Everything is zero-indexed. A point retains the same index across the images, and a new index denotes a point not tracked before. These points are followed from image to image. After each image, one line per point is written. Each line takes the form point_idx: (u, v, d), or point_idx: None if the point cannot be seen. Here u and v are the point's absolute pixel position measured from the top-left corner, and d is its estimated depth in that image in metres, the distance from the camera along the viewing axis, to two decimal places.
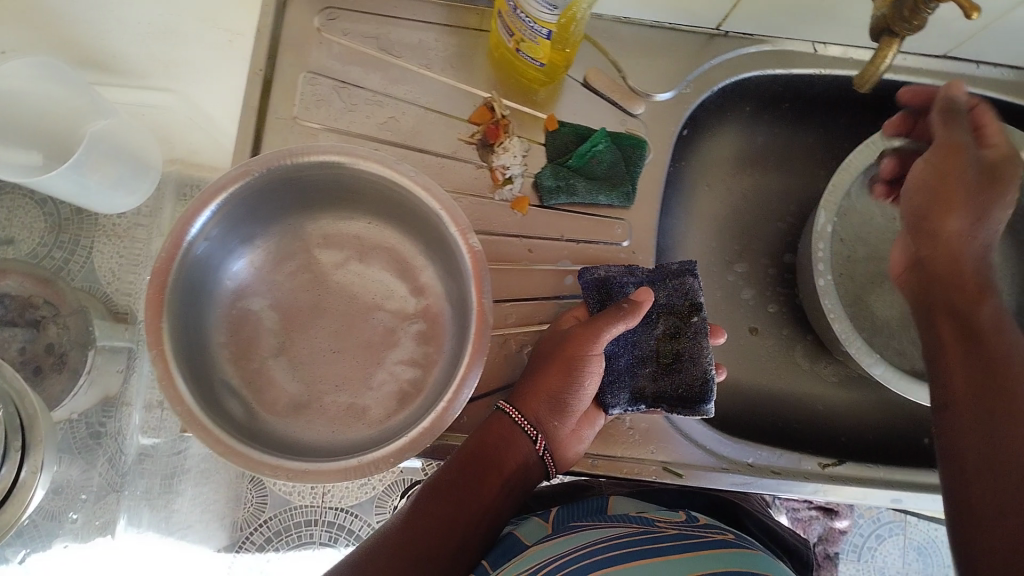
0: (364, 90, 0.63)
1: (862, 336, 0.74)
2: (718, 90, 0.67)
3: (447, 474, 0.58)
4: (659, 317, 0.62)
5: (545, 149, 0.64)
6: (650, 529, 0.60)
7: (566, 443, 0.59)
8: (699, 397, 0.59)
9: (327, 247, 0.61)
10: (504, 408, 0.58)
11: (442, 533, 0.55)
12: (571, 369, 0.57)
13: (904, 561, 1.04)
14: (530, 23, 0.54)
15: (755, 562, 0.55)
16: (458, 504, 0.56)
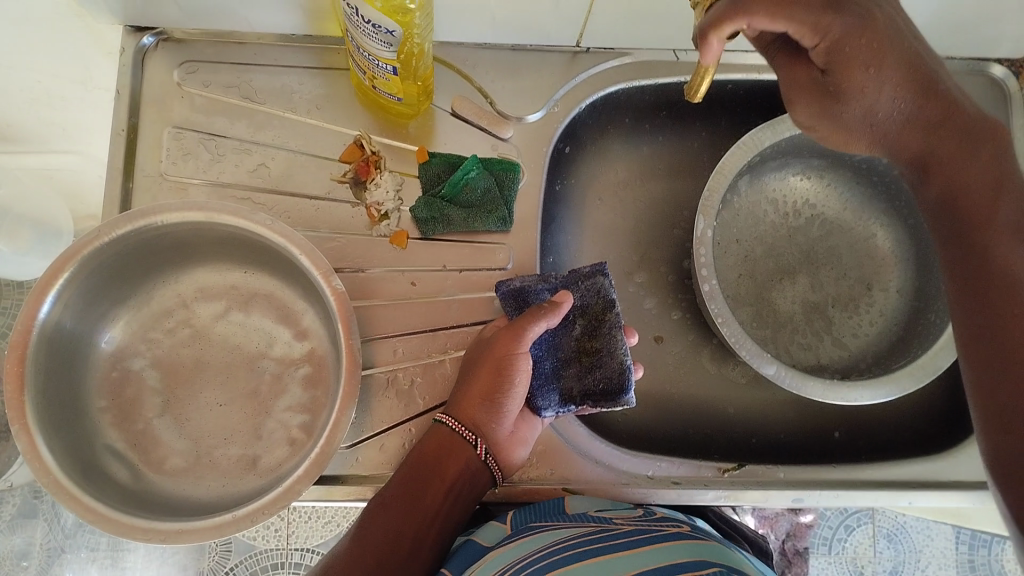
0: (231, 139, 0.64)
1: (764, 335, 0.73)
2: (588, 105, 0.68)
3: (391, 490, 0.56)
4: (577, 319, 0.62)
5: (419, 182, 0.65)
6: (606, 525, 0.55)
7: (508, 447, 0.59)
8: (619, 388, 0.59)
9: (206, 300, 0.61)
10: (441, 419, 0.58)
11: (388, 549, 0.54)
12: (502, 369, 0.57)
13: (875, 551, 0.97)
14: (374, 61, 0.55)
15: (714, 551, 0.51)
16: (406, 518, 0.55)
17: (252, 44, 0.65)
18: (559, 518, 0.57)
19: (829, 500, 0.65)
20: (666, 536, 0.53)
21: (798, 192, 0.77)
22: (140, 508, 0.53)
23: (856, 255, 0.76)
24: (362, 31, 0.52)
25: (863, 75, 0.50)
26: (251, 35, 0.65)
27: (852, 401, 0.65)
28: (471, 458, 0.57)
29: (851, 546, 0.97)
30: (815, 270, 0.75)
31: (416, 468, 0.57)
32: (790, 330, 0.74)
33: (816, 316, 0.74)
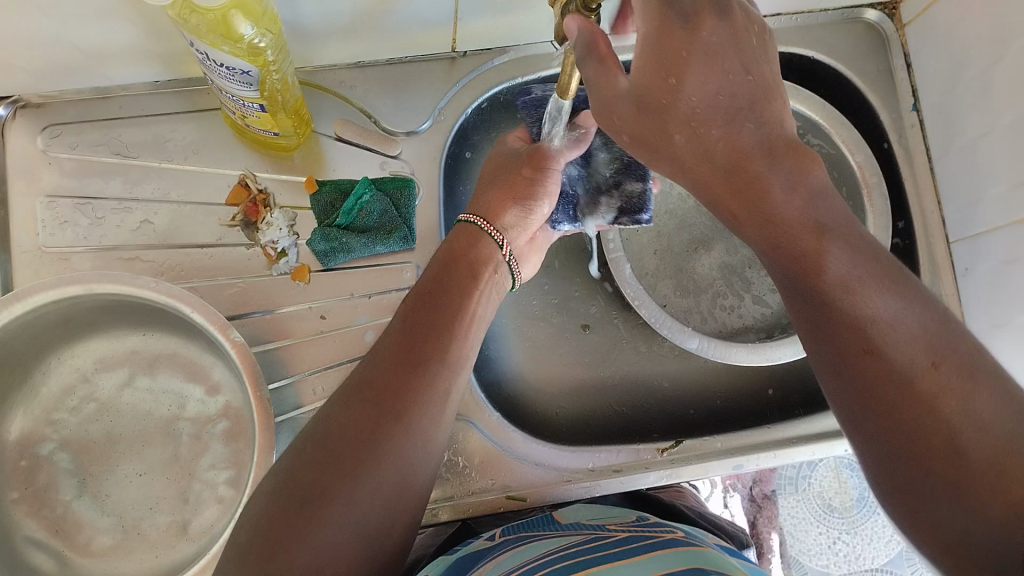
0: (109, 199, 0.61)
1: (687, 306, 0.73)
2: (474, 109, 0.68)
3: (381, 345, 0.47)
4: (597, 136, 0.62)
5: (311, 213, 0.63)
6: (601, 534, 0.56)
7: (525, 257, 0.59)
8: (638, 207, 0.61)
9: (108, 370, 0.59)
10: (467, 218, 0.55)
11: (393, 380, 0.45)
12: (534, 175, 0.58)
13: (840, 482, 0.96)
14: (238, 101, 0.54)
15: (706, 557, 0.50)
16: (400, 359, 0.46)
17: (116, 97, 0.63)
18: (550, 529, 0.57)
19: (768, 462, 0.66)
20: (659, 544, 0.53)
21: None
22: None
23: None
24: (218, 74, 0.51)
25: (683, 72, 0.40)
26: (114, 87, 0.62)
27: (777, 359, 0.66)
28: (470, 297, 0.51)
29: (817, 480, 0.96)
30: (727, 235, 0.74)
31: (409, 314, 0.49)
32: (711, 298, 0.74)
33: (734, 279, 0.74)
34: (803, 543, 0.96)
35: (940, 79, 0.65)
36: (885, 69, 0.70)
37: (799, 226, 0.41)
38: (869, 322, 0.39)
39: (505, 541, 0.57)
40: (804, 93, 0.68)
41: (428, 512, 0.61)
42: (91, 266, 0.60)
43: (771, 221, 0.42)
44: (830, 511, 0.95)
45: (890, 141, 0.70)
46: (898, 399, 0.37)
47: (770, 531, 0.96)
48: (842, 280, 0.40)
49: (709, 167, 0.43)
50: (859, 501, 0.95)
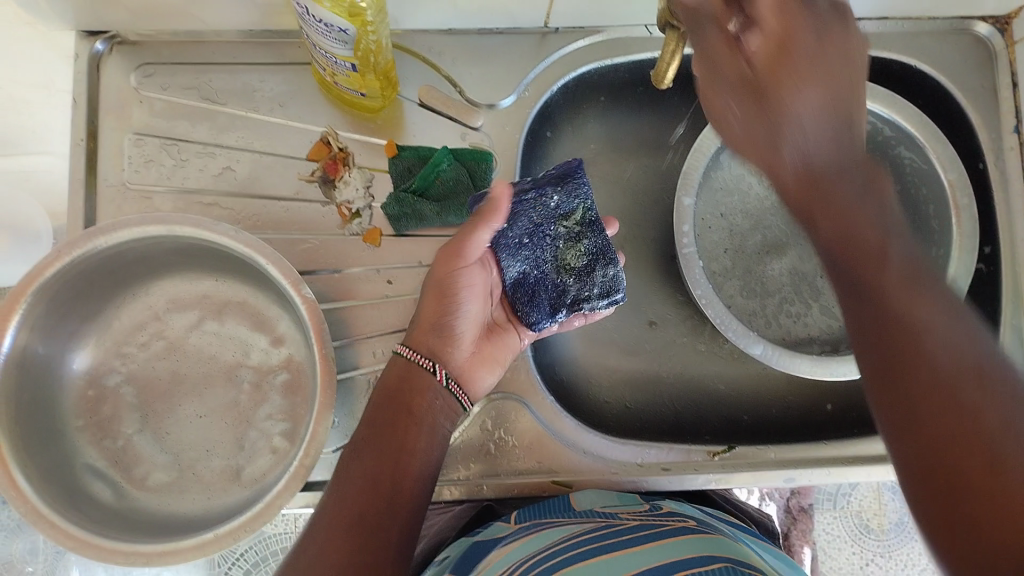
0: (194, 143, 0.62)
1: (753, 309, 0.72)
2: (560, 87, 0.67)
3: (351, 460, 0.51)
4: (558, 230, 0.58)
5: (388, 176, 0.63)
6: (613, 521, 0.55)
7: (469, 375, 0.58)
8: (614, 288, 0.60)
9: (179, 311, 0.60)
10: (399, 351, 0.55)
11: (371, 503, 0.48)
12: (444, 294, 0.55)
13: (880, 504, 0.94)
14: (332, 58, 0.54)
15: (719, 546, 0.50)
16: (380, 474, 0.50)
17: (211, 42, 0.63)
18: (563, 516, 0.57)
19: (819, 479, 0.64)
20: (670, 531, 0.53)
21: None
22: (121, 528, 0.52)
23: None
24: (316, 30, 0.51)
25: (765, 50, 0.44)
26: (209, 33, 0.63)
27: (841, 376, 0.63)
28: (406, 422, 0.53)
29: (856, 499, 0.94)
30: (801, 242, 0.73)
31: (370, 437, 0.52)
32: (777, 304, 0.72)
33: (804, 288, 0.72)
34: (834, 560, 0.94)
35: None
36: (990, 86, 0.67)
37: (870, 238, 0.42)
38: (925, 336, 0.37)
39: (521, 526, 0.57)
40: (903, 103, 0.65)
41: (472, 486, 0.61)
42: (171, 207, 0.61)
43: (837, 220, 0.43)
44: (866, 531, 0.94)
45: (986, 161, 0.67)
46: (939, 414, 0.35)
47: (803, 545, 0.94)
48: (914, 300, 0.39)
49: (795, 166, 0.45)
50: (895, 525, 0.94)
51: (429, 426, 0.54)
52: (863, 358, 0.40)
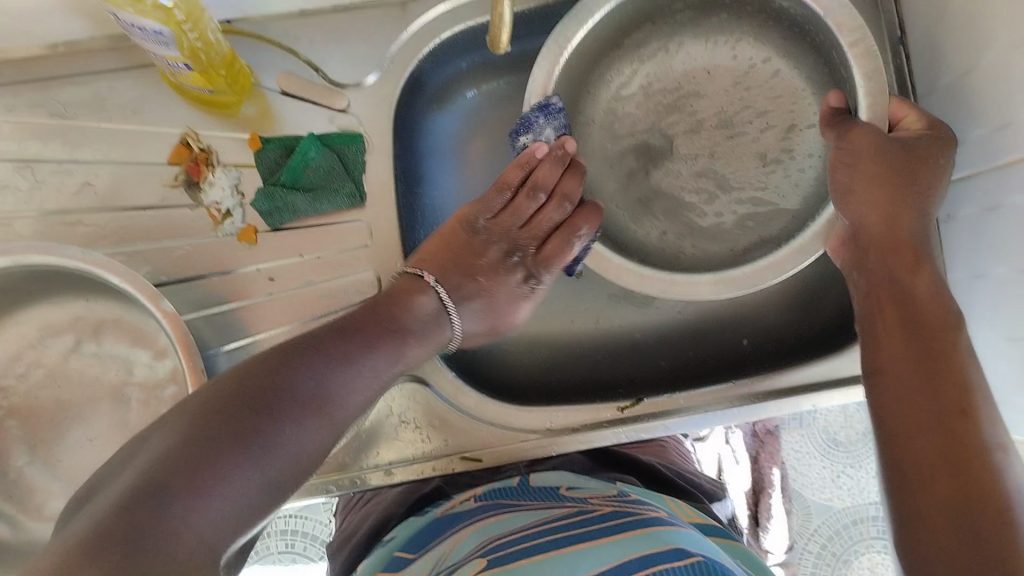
0: (49, 162, 0.60)
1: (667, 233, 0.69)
2: (428, 56, 0.64)
3: (279, 351, 0.49)
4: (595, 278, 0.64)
5: (256, 171, 0.61)
6: (585, 508, 0.54)
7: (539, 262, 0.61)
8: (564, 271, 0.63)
9: (53, 337, 0.58)
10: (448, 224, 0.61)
11: (199, 457, 0.41)
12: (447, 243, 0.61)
13: (846, 414, 0.94)
14: (164, 60, 0.53)
15: (683, 536, 0.48)
16: (266, 394, 0.46)
17: (54, 55, 0.61)
18: (534, 502, 0.56)
19: (732, 420, 0.62)
20: (637, 522, 0.50)
21: (683, 64, 0.66)
22: None
23: (766, 119, 0.64)
24: (137, 36, 0.50)
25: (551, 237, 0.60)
26: (47, 46, 0.60)
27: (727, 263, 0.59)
28: (342, 366, 0.50)
29: (821, 415, 0.94)
30: (703, 153, 0.66)
31: (363, 341, 0.52)
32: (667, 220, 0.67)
33: (695, 192, 0.66)
34: (805, 476, 0.94)
35: (927, 9, 0.60)
36: (872, 3, 0.64)
37: (962, 384, 0.45)
38: (986, 429, 0.43)
39: (491, 507, 0.57)
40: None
41: (382, 474, 0.61)
42: (35, 230, 0.60)
43: (943, 373, 0.46)
44: (834, 445, 0.94)
45: (875, 79, 0.65)
46: (928, 428, 0.44)
47: (771, 466, 0.93)
48: (974, 377, 0.45)
49: (925, 297, 0.49)
50: (864, 435, 0.93)
51: (409, 321, 0.55)
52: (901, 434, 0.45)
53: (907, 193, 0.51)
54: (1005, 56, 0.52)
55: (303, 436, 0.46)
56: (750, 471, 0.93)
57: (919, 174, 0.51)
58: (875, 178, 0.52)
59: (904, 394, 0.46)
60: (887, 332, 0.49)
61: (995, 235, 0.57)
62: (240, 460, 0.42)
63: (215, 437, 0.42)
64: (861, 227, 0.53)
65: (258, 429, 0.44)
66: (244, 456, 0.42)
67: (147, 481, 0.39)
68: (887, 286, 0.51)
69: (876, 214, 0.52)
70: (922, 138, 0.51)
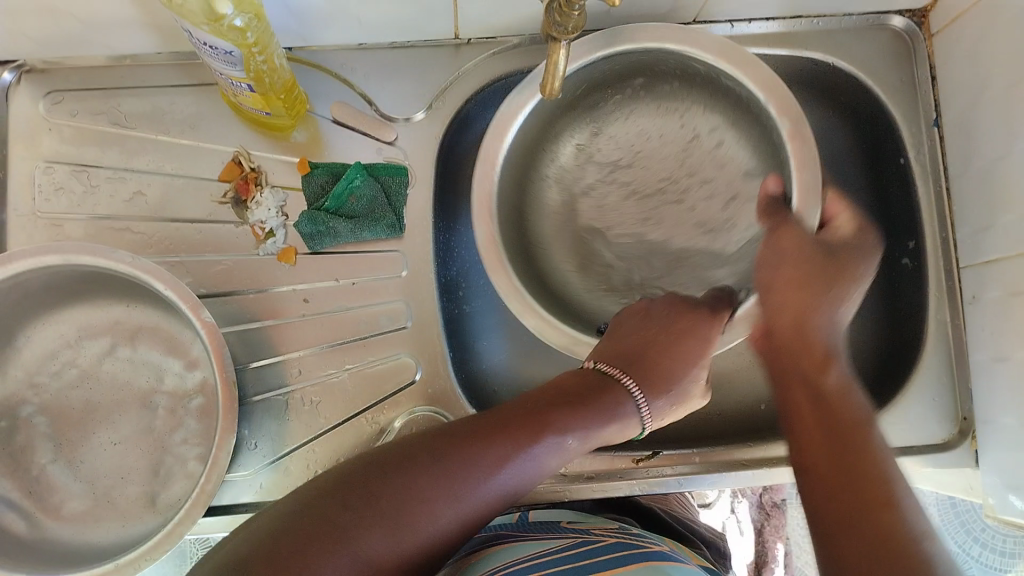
0: (103, 168, 0.62)
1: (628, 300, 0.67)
2: (476, 98, 0.66)
3: (462, 423, 0.50)
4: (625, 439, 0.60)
5: (302, 194, 0.63)
6: (590, 538, 0.55)
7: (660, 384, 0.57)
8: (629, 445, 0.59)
9: (89, 338, 0.60)
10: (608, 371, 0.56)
11: (329, 547, 0.41)
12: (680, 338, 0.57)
13: None
14: (227, 80, 0.55)
15: (687, 572, 0.49)
16: (417, 474, 0.46)
17: (119, 67, 0.63)
18: (538, 531, 0.57)
19: (745, 481, 0.62)
20: (643, 555, 0.51)
21: (610, 138, 0.68)
22: (31, 559, 0.52)
23: (710, 188, 0.66)
24: (206, 55, 0.52)
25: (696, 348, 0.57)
26: (113, 57, 0.63)
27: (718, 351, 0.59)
28: (480, 473, 0.47)
29: None
30: (644, 219, 0.67)
31: (513, 436, 0.49)
32: (598, 283, 0.68)
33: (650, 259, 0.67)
34: (809, 553, 0.92)
35: (964, 94, 0.61)
36: (908, 81, 0.65)
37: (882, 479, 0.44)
38: (902, 500, 0.43)
39: (496, 537, 0.57)
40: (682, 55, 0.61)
41: None
42: (82, 233, 0.61)
43: (857, 467, 0.45)
44: None
45: (909, 157, 0.65)
46: (842, 449, 0.46)
47: (776, 541, 0.91)
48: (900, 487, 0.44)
49: (835, 385, 0.51)
50: None
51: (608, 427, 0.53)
52: (820, 485, 0.46)
53: (840, 290, 0.55)
54: None
55: (439, 505, 0.45)
56: (753, 544, 0.91)
57: (835, 277, 0.55)
58: (802, 267, 0.54)
59: (821, 451, 0.47)
60: (801, 421, 0.49)
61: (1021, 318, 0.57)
62: (331, 543, 0.42)
63: (328, 526, 0.42)
64: (771, 333, 0.55)
65: (336, 538, 0.42)
66: (347, 556, 0.42)
67: (255, 553, 0.40)
68: (800, 387, 0.51)
69: (793, 310, 0.54)
70: (857, 240, 0.58)
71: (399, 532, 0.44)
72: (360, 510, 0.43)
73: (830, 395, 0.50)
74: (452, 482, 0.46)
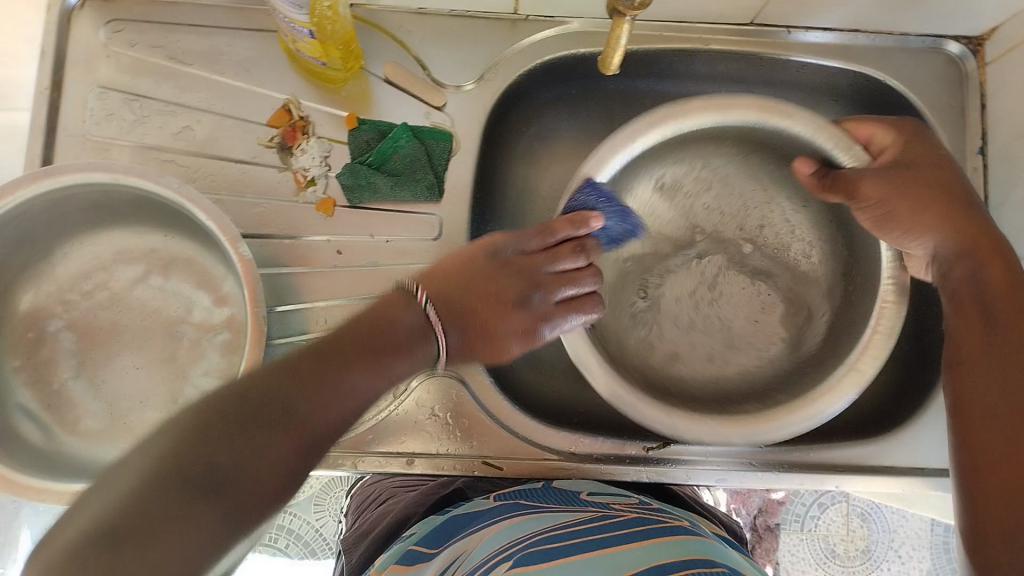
0: (156, 100, 0.63)
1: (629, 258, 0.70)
2: (527, 74, 0.66)
3: (323, 342, 0.47)
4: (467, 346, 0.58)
5: (346, 148, 0.64)
6: (609, 512, 0.54)
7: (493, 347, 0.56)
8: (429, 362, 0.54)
9: (124, 263, 0.61)
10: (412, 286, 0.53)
11: (186, 501, 0.36)
12: (486, 275, 0.56)
13: (847, 530, 0.92)
14: (290, 23, 0.56)
15: (708, 547, 0.49)
16: (279, 393, 0.42)
17: (184, 4, 0.64)
18: (555, 503, 0.56)
19: (750, 482, 0.62)
20: (665, 530, 0.51)
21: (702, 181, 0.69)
22: (45, 467, 0.53)
23: (751, 315, 0.68)
24: None
25: (534, 295, 0.57)
26: None
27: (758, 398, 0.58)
28: (333, 396, 0.44)
29: (824, 522, 0.92)
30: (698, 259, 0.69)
31: (355, 361, 0.46)
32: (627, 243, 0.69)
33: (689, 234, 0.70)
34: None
35: (1012, 122, 0.62)
36: (958, 107, 0.65)
37: None
38: None
39: (510, 506, 0.57)
40: (786, 145, 0.62)
41: (403, 461, 0.61)
42: (128, 159, 0.63)
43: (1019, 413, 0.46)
44: (831, 556, 0.92)
45: None
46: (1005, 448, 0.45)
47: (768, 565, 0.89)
48: None
49: (983, 294, 0.51)
50: (864, 553, 0.92)
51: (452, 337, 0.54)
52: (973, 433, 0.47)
53: (943, 208, 0.54)
54: None
55: (280, 442, 0.40)
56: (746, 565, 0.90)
57: (942, 198, 0.54)
58: (925, 203, 0.54)
59: (978, 388, 0.48)
60: (962, 336, 0.51)
61: None
62: (207, 501, 0.36)
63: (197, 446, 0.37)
64: (948, 279, 0.53)
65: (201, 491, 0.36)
66: (206, 509, 0.36)
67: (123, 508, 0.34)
68: (992, 309, 0.50)
69: (937, 235, 0.53)
70: (909, 150, 0.56)
71: (246, 511, 0.38)
72: (235, 444, 0.38)
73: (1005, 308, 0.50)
74: (308, 415, 0.42)
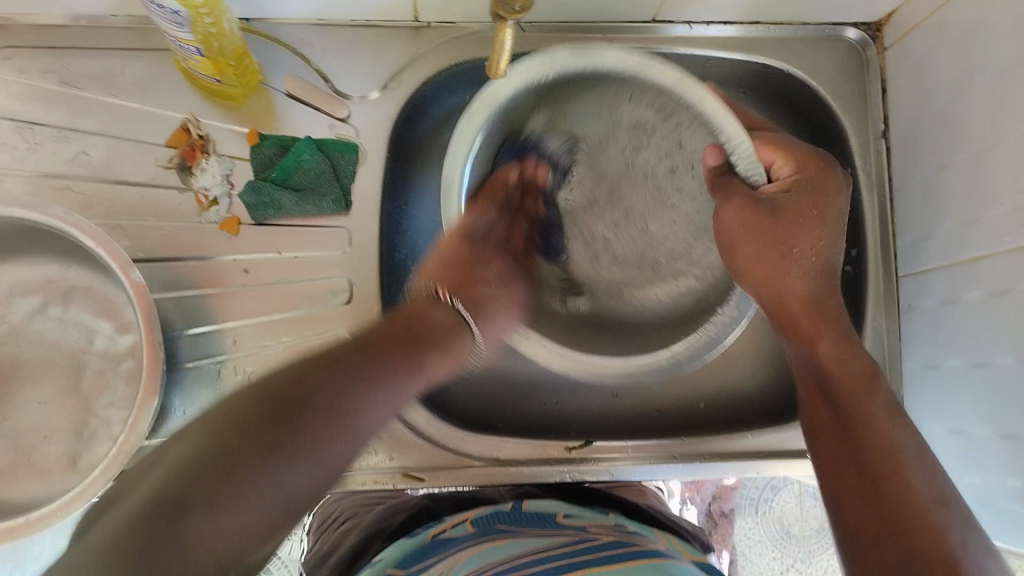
0: (49, 127, 0.61)
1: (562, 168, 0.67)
2: (432, 80, 0.66)
3: (297, 372, 0.46)
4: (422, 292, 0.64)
5: (249, 165, 0.62)
6: (588, 538, 0.55)
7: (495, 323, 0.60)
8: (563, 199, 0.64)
9: (22, 296, 0.59)
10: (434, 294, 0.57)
11: (222, 464, 0.39)
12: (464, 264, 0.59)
13: (803, 511, 0.91)
14: (176, 41, 0.55)
15: (684, 571, 0.49)
16: (294, 391, 0.44)
17: (75, 26, 0.62)
18: (535, 530, 0.56)
19: (679, 474, 0.63)
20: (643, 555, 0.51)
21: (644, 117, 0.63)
22: None
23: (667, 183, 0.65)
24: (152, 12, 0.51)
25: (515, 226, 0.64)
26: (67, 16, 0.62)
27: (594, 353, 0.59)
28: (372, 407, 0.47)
29: (778, 505, 0.90)
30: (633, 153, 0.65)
31: (380, 362, 0.49)
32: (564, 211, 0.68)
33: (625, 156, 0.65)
34: (754, 566, 0.90)
35: (910, 105, 0.62)
36: (858, 92, 0.66)
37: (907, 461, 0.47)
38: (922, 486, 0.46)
39: (484, 533, 0.57)
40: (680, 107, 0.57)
41: None
42: (24, 189, 0.61)
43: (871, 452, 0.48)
44: (787, 537, 0.91)
45: (854, 166, 0.65)
46: (867, 507, 0.46)
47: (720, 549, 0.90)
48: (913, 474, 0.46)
49: (838, 345, 0.53)
50: (817, 532, 0.91)
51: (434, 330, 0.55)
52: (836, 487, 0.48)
53: (794, 262, 0.53)
54: (980, 152, 0.55)
55: (297, 472, 0.42)
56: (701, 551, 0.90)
57: (806, 221, 0.52)
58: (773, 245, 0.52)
59: (828, 444, 0.50)
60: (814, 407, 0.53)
61: (951, 325, 0.58)
62: (277, 459, 0.41)
63: (215, 470, 0.39)
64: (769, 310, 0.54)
65: (235, 467, 0.39)
66: (238, 491, 0.39)
67: (164, 492, 0.38)
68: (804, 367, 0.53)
69: (771, 289, 0.54)
70: (797, 188, 0.53)
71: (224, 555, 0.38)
72: (245, 476, 0.39)
73: (835, 361, 0.52)
74: (324, 449, 0.43)
